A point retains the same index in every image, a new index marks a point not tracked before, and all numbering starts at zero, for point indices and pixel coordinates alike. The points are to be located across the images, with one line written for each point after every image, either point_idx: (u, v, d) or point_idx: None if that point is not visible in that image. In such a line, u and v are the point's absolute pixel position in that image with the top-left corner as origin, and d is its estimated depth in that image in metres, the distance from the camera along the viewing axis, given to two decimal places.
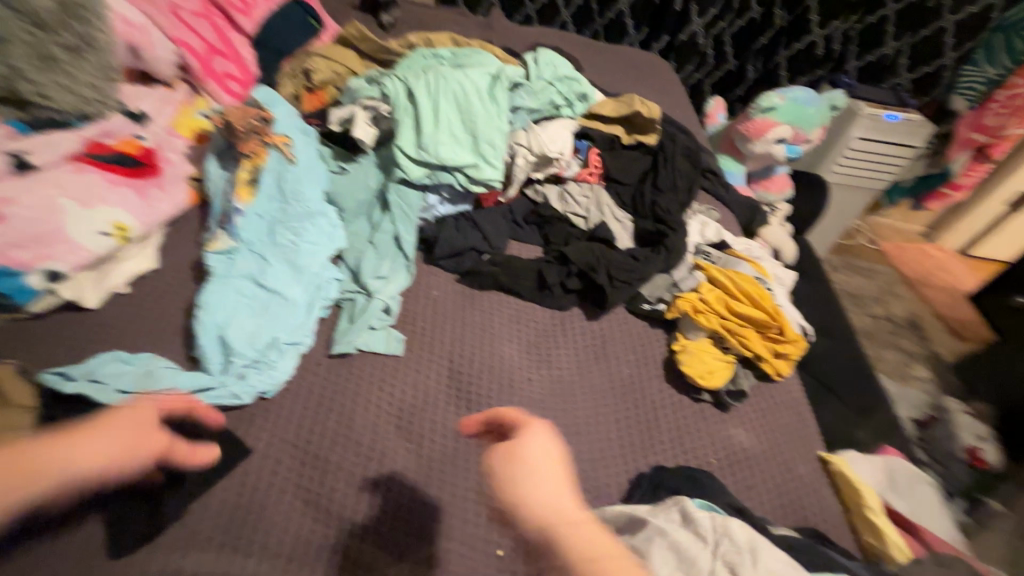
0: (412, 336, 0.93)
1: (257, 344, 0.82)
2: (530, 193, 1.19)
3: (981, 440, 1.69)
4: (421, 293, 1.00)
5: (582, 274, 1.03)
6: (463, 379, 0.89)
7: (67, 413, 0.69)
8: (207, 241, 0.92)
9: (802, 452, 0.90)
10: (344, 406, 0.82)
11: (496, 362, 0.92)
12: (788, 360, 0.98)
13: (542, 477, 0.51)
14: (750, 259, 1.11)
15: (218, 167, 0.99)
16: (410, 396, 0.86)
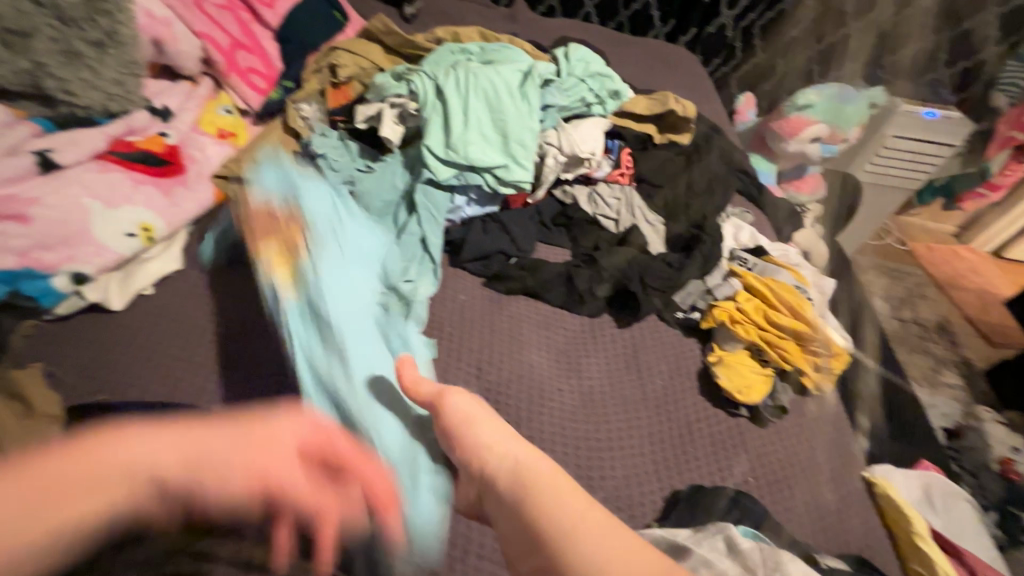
0: (441, 341, 0.91)
1: (354, 398, 0.74)
2: (558, 193, 1.14)
3: (1015, 450, 1.76)
4: (448, 297, 0.98)
5: (614, 281, 1.00)
6: (492, 389, 0.87)
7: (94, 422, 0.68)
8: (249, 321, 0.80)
9: (843, 471, 0.86)
10: None
11: (526, 371, 0.90)
12: (830, 375, 0.93)
13: (491, 427, 0.68)
14: (788, 266, 1.06)
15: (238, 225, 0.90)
16: None
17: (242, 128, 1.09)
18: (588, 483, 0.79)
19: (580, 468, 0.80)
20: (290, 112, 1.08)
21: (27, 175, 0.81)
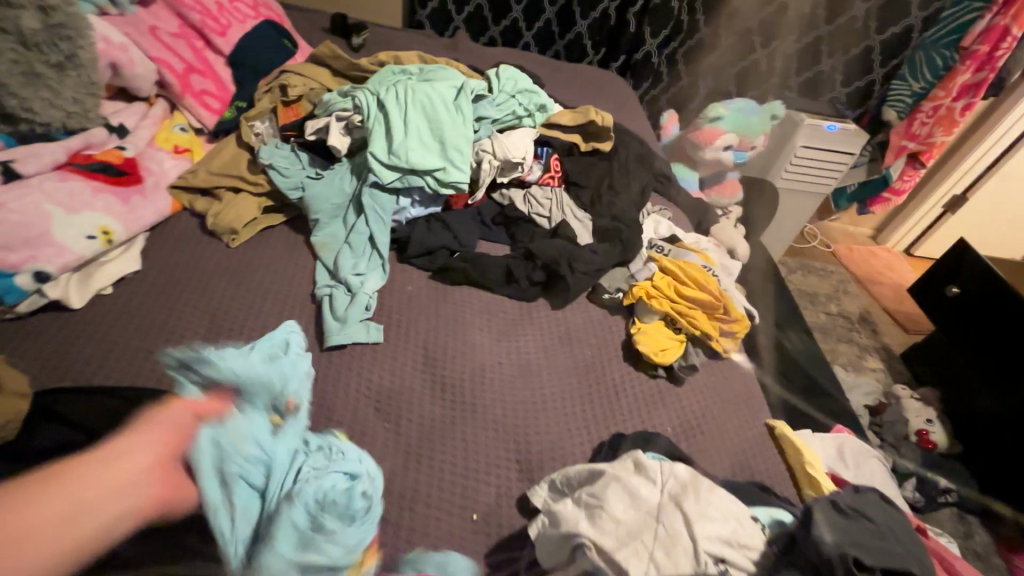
0: (389, 326, 1.00)
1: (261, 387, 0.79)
2: (496, 196, 1.27)
3: (930, 422, 1.71)
4: (395, 289, 1.07)
5: (546, 269, 1.12)
6: (437, 366, 0.95)
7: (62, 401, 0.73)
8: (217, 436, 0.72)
9: (749, 420, 0.99)
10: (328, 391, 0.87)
11: (469, 349, 0.99)
12: (735, 338, 1.08)
13: None
14: (698, 250, 1.22)
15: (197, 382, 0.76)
16: (389, 381, 0.91)
17: (197, 145, 1.17)
18: (526, 441, 0.88)
19: (518, 429, 0.90)
20: (244, 128, 1.18)
21: None
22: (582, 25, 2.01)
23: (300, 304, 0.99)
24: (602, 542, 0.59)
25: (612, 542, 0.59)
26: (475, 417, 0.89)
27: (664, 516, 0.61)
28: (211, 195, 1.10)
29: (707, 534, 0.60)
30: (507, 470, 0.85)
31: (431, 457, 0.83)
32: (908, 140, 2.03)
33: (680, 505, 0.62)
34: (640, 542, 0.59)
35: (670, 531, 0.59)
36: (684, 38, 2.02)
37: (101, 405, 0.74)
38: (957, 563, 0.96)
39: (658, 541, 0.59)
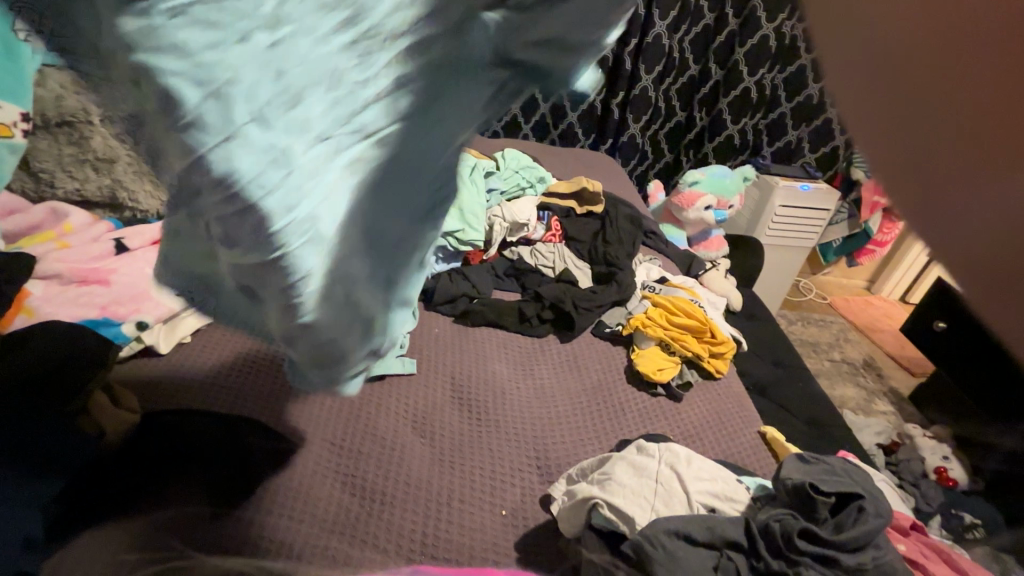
0: (421, 359, 1.12)
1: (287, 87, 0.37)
2: (507, 253, 1.47)
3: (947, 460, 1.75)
4: (424, 331, 1.21)
5: (553, 307, 1.30)
6: (461, 390, 1.08)
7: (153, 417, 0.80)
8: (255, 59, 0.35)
9: (743, 428, 1.11)
10: (372, 414, 0.96)
11: (490, 377, 1.12)
12: (724, 359, 1.23)
13: None
14: (685, 287, 1.41)
15: None
16: (422, 404, 1.02)
17: None
18: (546, 451, 1.00)
19: (539, 440, 1.02)
20: None
21: (104, 255, 1.04)
22: (573, 115, 2.31)
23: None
24: (613, 499, 0.70)
25: (623, 502, 0.70)
26: (498, 431, 1.01)
27: (661, 477, 0.73)
28: None
29: (698, 489, 0.72)
30: (531, 475, 0.96)
31: (466, 462, 0.94)
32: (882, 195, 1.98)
33: (675, 470, 0.74)
34: (648, 501, 0.71)
35: (668, 489, 0.72)
36: (663, 121, 2.34)
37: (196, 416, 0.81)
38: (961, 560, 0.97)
39: (658, 497, 0.71)
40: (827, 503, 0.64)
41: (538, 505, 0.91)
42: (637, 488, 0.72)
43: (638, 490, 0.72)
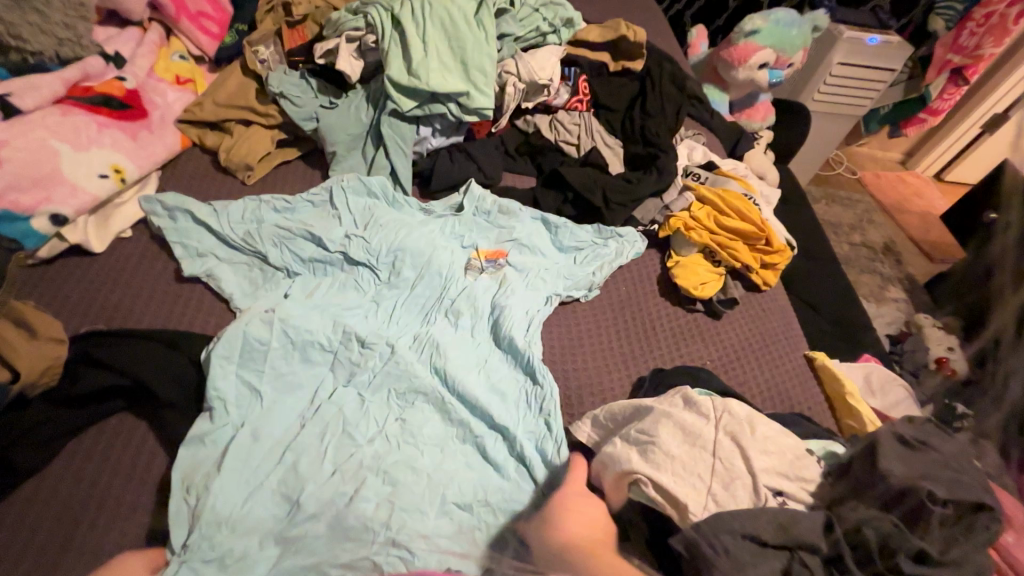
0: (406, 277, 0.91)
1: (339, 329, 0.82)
2: (519, 123, 1.22)
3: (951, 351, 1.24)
4: (409, 228, 0.96)
5: (575, 200, 1.08)
6: (463, 316, 0.87)
7: (82, 350, 0.72)
8: (388, 295, 0.89)
9: (787, 351, 0.97)
10: (358, 369, 0.79)
11: (487, 295, 0.90)
12: (775, 270, 1.05)
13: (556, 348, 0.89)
14: (736, 177, 1.16)
15: (381, 254, 0.93)
16: (416, 341, 0.83)
17: (200, 75, 1.13)
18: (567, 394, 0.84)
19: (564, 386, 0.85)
20: (248, 54, 1.12)
21: None
22: None
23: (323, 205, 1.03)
24: (659, 476, 0.57)
25: (664, 476, 0.57)
26: (507, 373, 0.82)
27: (720, 451, 0.59)
28: (220, 129, 1.06)
29: (764, 467, 0.58)
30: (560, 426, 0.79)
31: (469, 421, 0.76)
32: (951, 53, 1.64)
33: (735, 440, 0.60)
34: (698, 479, 0.57)
35: (725, 465, 0.58)
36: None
37: (136, 349, 0.73)
38: None
39: (714, 475, 0.58)
40: (946, 514, 0.51)
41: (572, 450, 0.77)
42: (687, 461, 0.59)
43: (690, 465, 0.58)
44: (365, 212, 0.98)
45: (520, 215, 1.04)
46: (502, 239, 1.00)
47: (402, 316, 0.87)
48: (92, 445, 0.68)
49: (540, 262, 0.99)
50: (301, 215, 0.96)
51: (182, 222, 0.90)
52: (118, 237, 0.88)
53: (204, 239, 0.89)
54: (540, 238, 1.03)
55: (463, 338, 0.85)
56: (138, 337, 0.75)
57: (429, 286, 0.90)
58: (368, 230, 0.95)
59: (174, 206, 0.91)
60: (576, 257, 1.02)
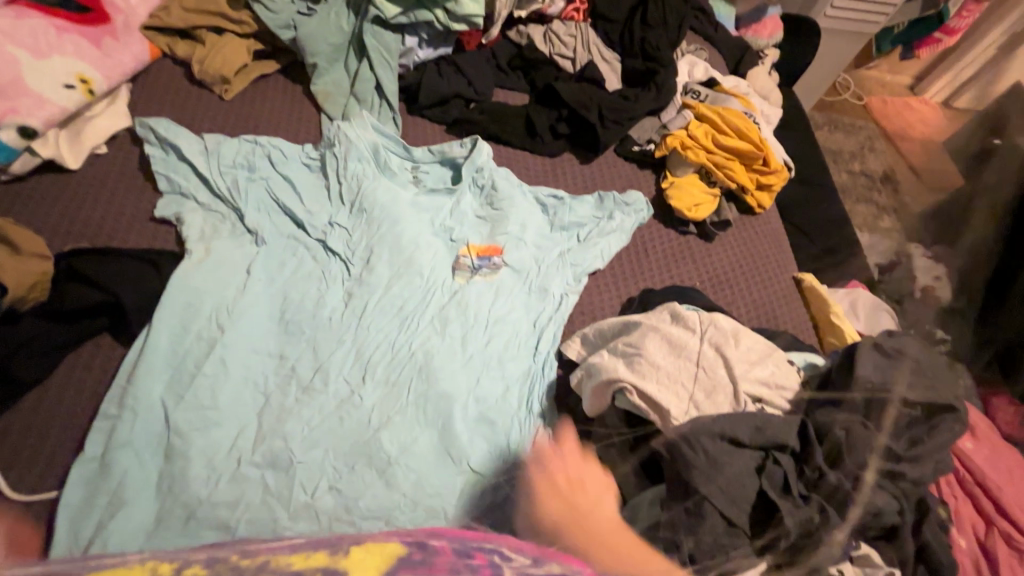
0: (383, 252, 0.84)
1: (309, 303, 0.79)
2: (511, 33, 1.15)
3: None
4: (393, 196, 0.90)
5: (569, 118, 1.04)
6: (446, 295, 0.83)
7: (68, 265, 0.71)
8: (365, 265, 0.84)
9: (777, 273, 0.98)
10: (328, 345, 0.76)
11: (475, 279, 0.85)
12: (770, 192, 1.03)
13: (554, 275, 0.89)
14: (738, 95, 1.12)
15: (360, 219, 0.87)
16: (393, 316, 0.80)
17: None
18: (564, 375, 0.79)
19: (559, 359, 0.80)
20: None
21: None
22: None
23: (307, 127, 0.98)
24: (643, 385, 0.60)
25: (648, 384, 0.59)
26: (489, 355, 0.79)
27: (704, 361, 0.61)
28: (191, 37, 0.99)
29: (746, 376, 0.60)
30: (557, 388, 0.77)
31: (443, 404, 0.73)
32: None
33: (719, 350, 0.62)
34: (681, 386, 0.60)
35: (708, 374, 0.60)
36: None
37: (116, 268, 0.73)
38: (980, 467, 0.84)
39: (697, 383, 0.60)
40: (912, 414, 0.54)
41: (558, 370, 0.79)
42: (672, 369, 0.61)
43: (674, 373, 0.60)
44: (351, 185, 0.90)
45: (517, 193, 0.95)
46: (496, 226, 0.91)
47: (377, 288, 0.82)
48: (87, 360, 0.70)
49: (536, 249, 0.91)
50: (289, 175, 0.90)
51: (174, 156, 0.86)
52: (93, 154, 0.85)
53: (192, 181, 0.85)
54: (536, 219, 0.94)
55: (443, 314, 0.81)
56: (124, 257, 0.75)
57: (409, 257, 0.84)
58: (352, 216, 0.88)
59: (162, 147, 0.87)
60: (577, 238, 0.94)
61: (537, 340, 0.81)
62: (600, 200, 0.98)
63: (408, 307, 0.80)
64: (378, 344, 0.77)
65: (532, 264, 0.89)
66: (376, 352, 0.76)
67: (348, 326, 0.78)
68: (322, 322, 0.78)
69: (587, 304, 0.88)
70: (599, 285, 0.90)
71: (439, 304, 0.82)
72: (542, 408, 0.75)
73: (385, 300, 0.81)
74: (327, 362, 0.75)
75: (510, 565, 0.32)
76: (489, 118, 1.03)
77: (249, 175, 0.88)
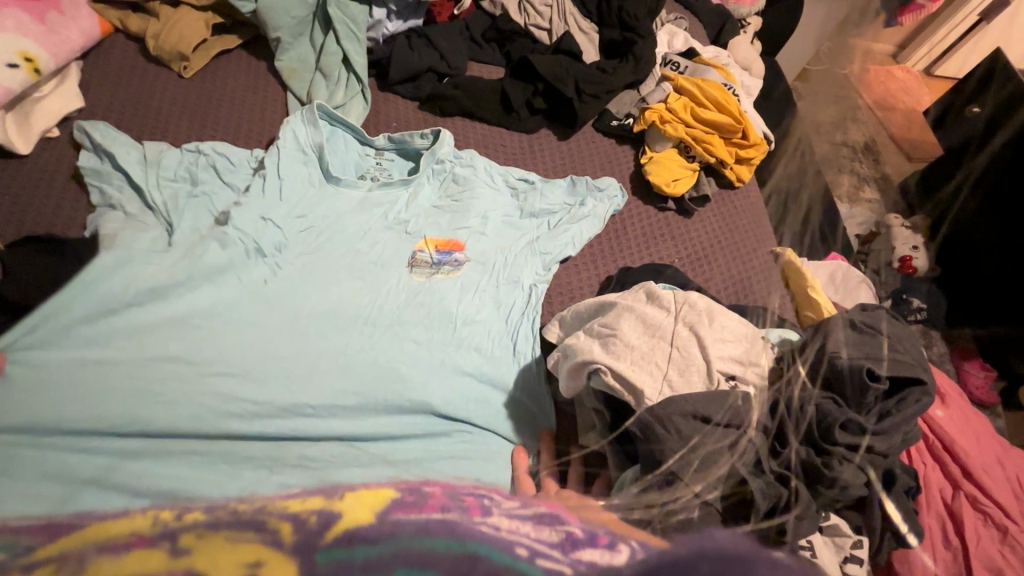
0: (336, 250, 0.82)
1: (245, 307, 0.73)
2: (485, 4, 1.11)
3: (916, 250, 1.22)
4: (347, 192, 0.88)
5: (545, 93, 1.01)
6: (408, 290, 0.81)
7: (19, 255, 0.68)
8: (316, 262, 0.80)
9: (754, 248, 0.97)
10: (267, 349, 0.71)
11: (437, 278, 0.83)
12: (749, 165, 1.02)
13: (525, 258, 0.87)
14: (717, 65, 1.09)
15: (311, 213, 0.84)
16: (346, 311, 0.77)
17: None
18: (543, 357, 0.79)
19: (537, 342, 0.80)
20: None
21: None
22: None
23: (272, 106, 0.95)
24: (618, 365, 0.60)
25: (622, 365, 0.59)
26: (454, 347, 0.77)
27: (678, 340, 0.61)
28: (146, 11, 0.94)
29: (721, 354, 0.60)
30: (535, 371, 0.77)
31: (407, 398, 0.71)
32: None
33: (693, 329, 0.62)
34: (656, 366, 0.59)
35: (683, 353, 0.60)
36: None
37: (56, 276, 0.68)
38: (949, 436, 0.86)
39: (671, 363, 0.60)
40: (881, 389, 0.54)
41: (537, 353, 0.79)
42: (647, 350, 0.61)
43: (649, 354, 0.60)
44: (297, 187, 0.85)
45: (480, 182, 0.93)
46: (457, 218, 0.89)
47: (330, 286, 0.79)
48: None
49: (502, 238, 0.89)
50: (230, 183, 0.84)
51: (108, 165, 0.79)
52: (45, 138, 0.81)
53: (123, 192, 0.78)
54: (504, 206, 0.93)
55: (400, 312, 0.79)
56: (68, 256, 0.70)
57: (368, 256, 0.83)
58: (299, 217, 0.83)
59: (95, 157, 0.80)
60: (547, 225, 0.92)
61: (508, 327, 0.81)
62: (572, 186, 0.96)
63: (362, 307, 0.78)
64: (325, 347, 0.73)
65: (499, 251, 0.87)
66: (318, 358, 0.72)
67: (290, 330, 0.73)
68: (257, 326, 0.72)
69: (562, 286, 0.87)
70: (571, 266, 0.89)
71: (398, 298, 0.80)
72: (513, 389, 0.76)
73: (335, 298, 0.78)
74: (263, 369, 0.69)
75: (499, 510, 0.32)
76: (461, 94, 0.99)
77: (189, 189, 0.81)
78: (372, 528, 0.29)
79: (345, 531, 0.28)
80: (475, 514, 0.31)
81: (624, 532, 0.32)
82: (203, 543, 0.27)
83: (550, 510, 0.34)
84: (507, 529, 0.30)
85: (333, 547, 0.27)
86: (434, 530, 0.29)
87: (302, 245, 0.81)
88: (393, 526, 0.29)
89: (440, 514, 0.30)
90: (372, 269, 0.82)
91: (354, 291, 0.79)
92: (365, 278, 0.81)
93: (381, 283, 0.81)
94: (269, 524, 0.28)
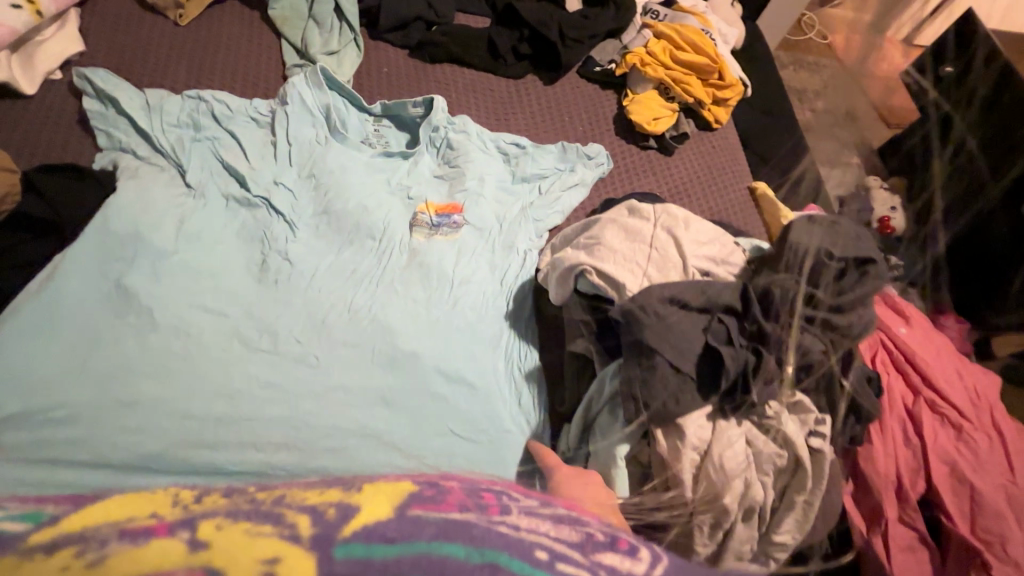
0: (334, 202, 0.86)
1: (255, 262, 0.80)
2: None
3: None
4: (347, 160, 0.91)
5: (530, 39, 1.06)
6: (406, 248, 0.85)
7: (38, 176, 0.73)
8: (319, 228, 0.85)
9: (732, 184, 1.02)
10: (276, 306, 0.76)
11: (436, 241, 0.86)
12: (726, 106, 1.07)
13: (517, 215, 0.91)
14: (695, 13, 1.14)
15: (310, 178, 0.88)
16: (345, 271, 0.81)
17: None
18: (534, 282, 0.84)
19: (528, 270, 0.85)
20: None
21: None
22: None
23: (268, 54, 0.98)
24: (601, 265, 0.65)
25: (605, 265, 0.65)
26: (451, 306, 0.80)
27: (657, 243, 0.66)
28: None
29: (695, 253, 0.65)
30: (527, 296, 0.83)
31: (406, 336, 0.76)
32: None
33: (670, 233, 0.67)
34: (635, 265, 0.65)
35: (661, 253, 0.65)
36: None
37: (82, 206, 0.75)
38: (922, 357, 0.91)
39: (650, 262, 0.65)
40: (835, 268, 0.60)
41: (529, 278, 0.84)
42: (627, 251, 0.66)
43: (629, 255, 0.66)
44: (300, 151, 0.89)
45: (475, 148, 0.95)
46: (454, 184, 0.92)
47: (331, 249, 0.83)
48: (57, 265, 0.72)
49: (497, 204, 0.92)
50: (235, 131, 0.88)
51: (113, 111, 0.83)
52: (48, 79, 0.84)
53: (132, 136, 0.83)
54: (497, 170, 0.95)
55: (401, 267, 0.83)
56: (89, 184, 0.76)
57: (366, 225, 0.85)
58: (301, 180, 0.87)
59: (98, 97, 0.83)
60: (539, 190, 0.94)
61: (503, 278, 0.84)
62: (564, 152, 0.98)
63: (364, 261, 0.83)
64: (330, 300, 0.79)
65: (495, 214, 0.90)
66: (324, 311, 0.77)
67: (298, 295, 0.78)
68: (267, 282, 0.78)
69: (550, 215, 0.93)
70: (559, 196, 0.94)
71: (396, 253, 0.84)
72: (513, 348, 0.78)
73: (336, 258, 0.82)
74: (275, 314, 0.76)
75: (516, 502, 0.36)
76: (450, 42, 1.03)
77: (194, 135, 0.86)
78: (390, 526, 0.30)
79: (364, 525, 0.30)
80: (492, 513, 0.33)
81: (638, 540, 0.36)
82: (220, 536, 0.28)
83: (568, 511, 0.38)
84: (526, 528, 0.32)
85: (350, 542, 0.29)
86: (451, 534, 0.30)
87: (309, 204, 0.86)
88: (417, 524, 0.30)
89: (460, 513, 0.32)
90: (371, 232, 0.85)
91: (355, 255, 0.83)
92: (364, 243, 0.84)
93: (381, 246, 0.84)
94: (288, 519, 0.30)
